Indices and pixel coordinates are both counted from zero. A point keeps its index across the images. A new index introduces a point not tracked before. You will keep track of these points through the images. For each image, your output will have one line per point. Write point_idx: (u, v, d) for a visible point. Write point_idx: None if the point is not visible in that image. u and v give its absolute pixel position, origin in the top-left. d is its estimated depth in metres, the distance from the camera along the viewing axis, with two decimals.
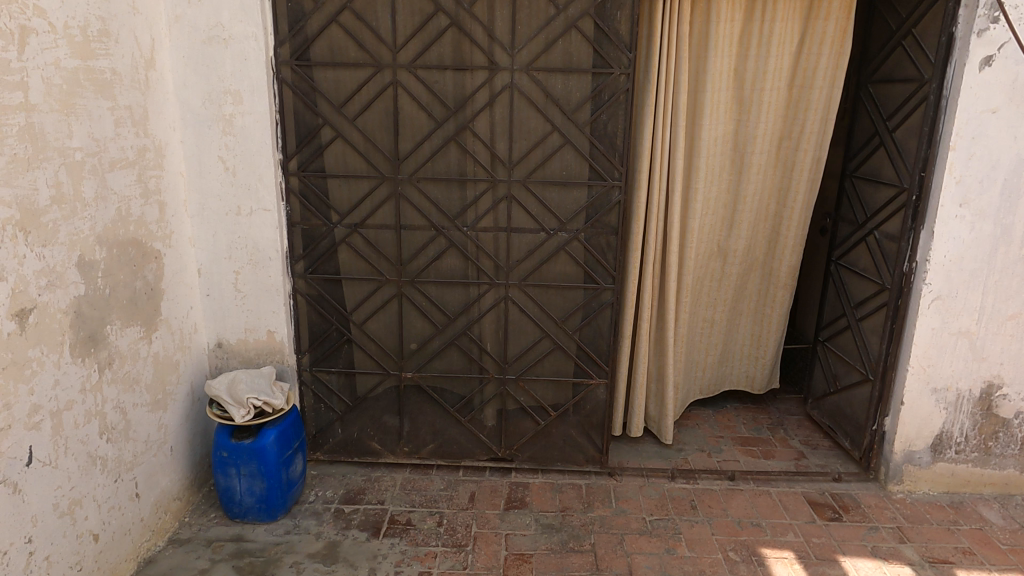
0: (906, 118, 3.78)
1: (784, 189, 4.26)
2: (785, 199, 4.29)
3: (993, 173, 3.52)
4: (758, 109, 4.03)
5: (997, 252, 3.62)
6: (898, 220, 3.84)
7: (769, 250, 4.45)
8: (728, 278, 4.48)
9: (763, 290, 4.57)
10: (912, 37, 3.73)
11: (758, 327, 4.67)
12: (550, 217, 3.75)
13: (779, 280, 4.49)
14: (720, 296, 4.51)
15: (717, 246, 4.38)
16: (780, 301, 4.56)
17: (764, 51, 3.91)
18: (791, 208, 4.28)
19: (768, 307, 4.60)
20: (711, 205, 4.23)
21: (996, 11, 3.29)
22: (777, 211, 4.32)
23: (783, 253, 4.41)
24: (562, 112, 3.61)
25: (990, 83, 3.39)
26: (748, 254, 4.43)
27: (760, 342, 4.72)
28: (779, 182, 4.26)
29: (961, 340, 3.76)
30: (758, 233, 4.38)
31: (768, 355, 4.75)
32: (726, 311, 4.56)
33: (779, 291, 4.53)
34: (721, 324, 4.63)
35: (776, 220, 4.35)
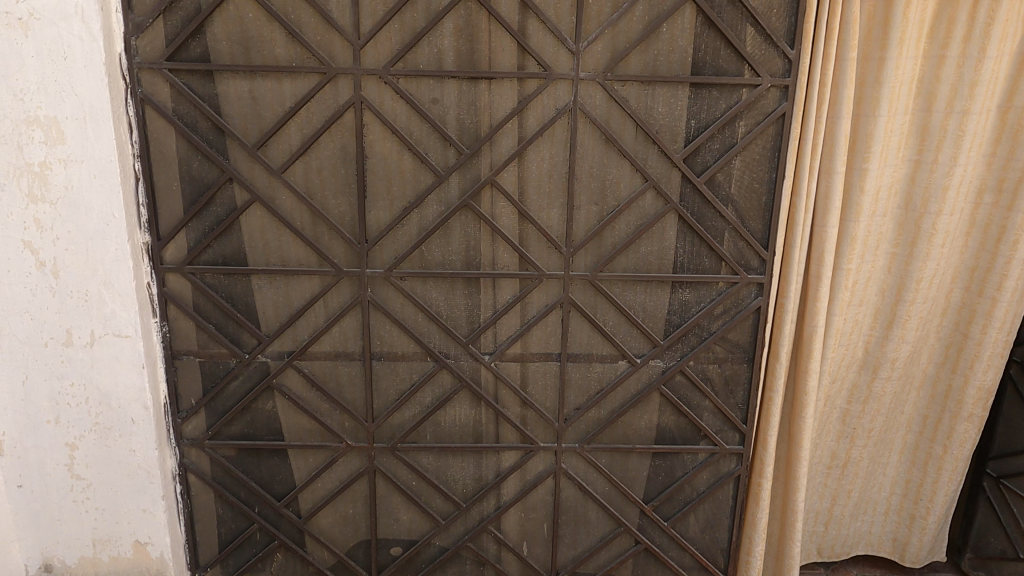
0: None
1: (981, 266, 2.45)
2: (982, 283, 2.46)
3: None
4: (959, 142, 2.28)
5: None
6: None
7: (943, 359, 2.58)
8: (875, 403, 2.59)
9: (928, 418, 2.64)
10: None
11: (916, 472, 2.72)
12: (635, 336, 2.17)
13: (961, 410, 2.57)
14: (860, 430, 2.63)
15: (863, 352, 2.54)
16: (961, 438, 2.61)
17: (976, 48, 2.20)
18: (993, 300, 2.43)
19: (937, 446, 2.66)
20: (857, 296, 2.44)
21: None
22: (965, 299, 2.50)
23: (975, 368, 2.52)
24: (659, 151, 2.03)
25: None
26: (910, 369, 2.58)
27: (917, 492, 2.74)
28: (971, 255, 2.46)
29: None
30: (929, 335, 2.55)
31: (933, 514, 2.74)
32: (864, 449, 2.67)
33: (964, 428, 2.59)
34: (857, 470, 2.71)
35: (961, 314, 2.52)
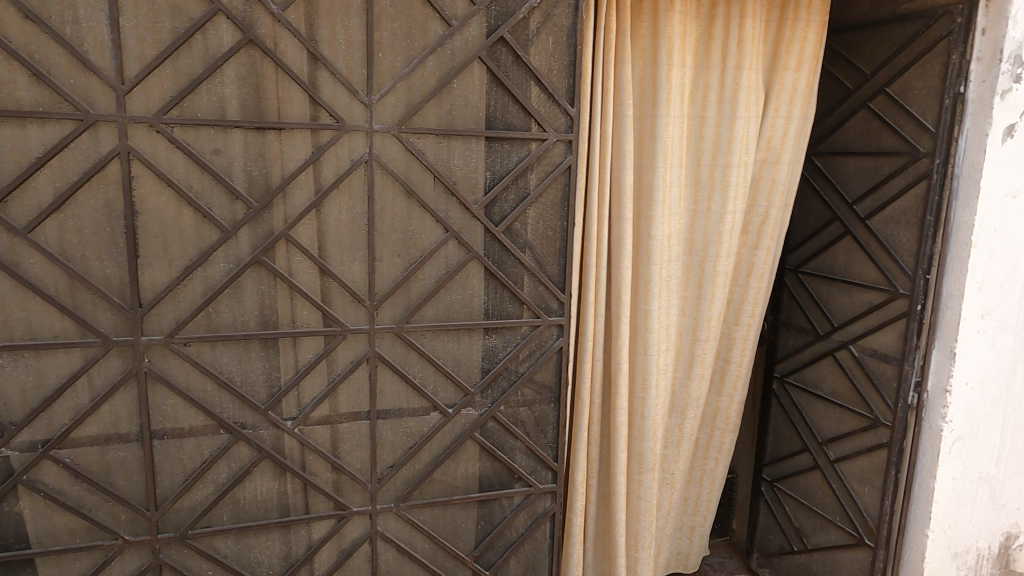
0: (886, 202, 2.78)
1: (736, 298, 2.80)
2: (735, 315, 2.82)
3: (1012, 275, 2.59)
4: (724, 191, 2.58)
5: (1015, 371, 2.68)
6: (888, 335, 2.79)
7: (711, 385, 2.90)
8: (687, 443, 2.80)
9: (701, 439, 2.95)
10: (885, 96, 2.77)
11: (693, 490, 3.00)
12: (446, 385, 2.15)
13: (727, 425, 2.91)
14: (677, 473, 2.80)
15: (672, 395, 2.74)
16: (726, 452, 2.96)
17: (728, 109, 2.53)
18: (748, 326, 2.80)
19: (709, 462, 2.96)
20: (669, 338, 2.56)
21: (1018, 67, 2.41)
22: (726, 330, 2.83)
23: (732, 387, 2.88)
24: (458, 203, 2.06)
25: (1009, 161, 2.48)
26: (705, 403, 2.85)
27: (694, 505, 3.04)
28: (731, 290, 2.81)
29: (982, 488, 2.75)
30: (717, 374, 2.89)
31: (708, 521, 3.07)
32: (677, 486, 2.84)
33: (720, 436, 2.93)
34: (669, 509, 2.87)
35: (723, 342, 2.86)
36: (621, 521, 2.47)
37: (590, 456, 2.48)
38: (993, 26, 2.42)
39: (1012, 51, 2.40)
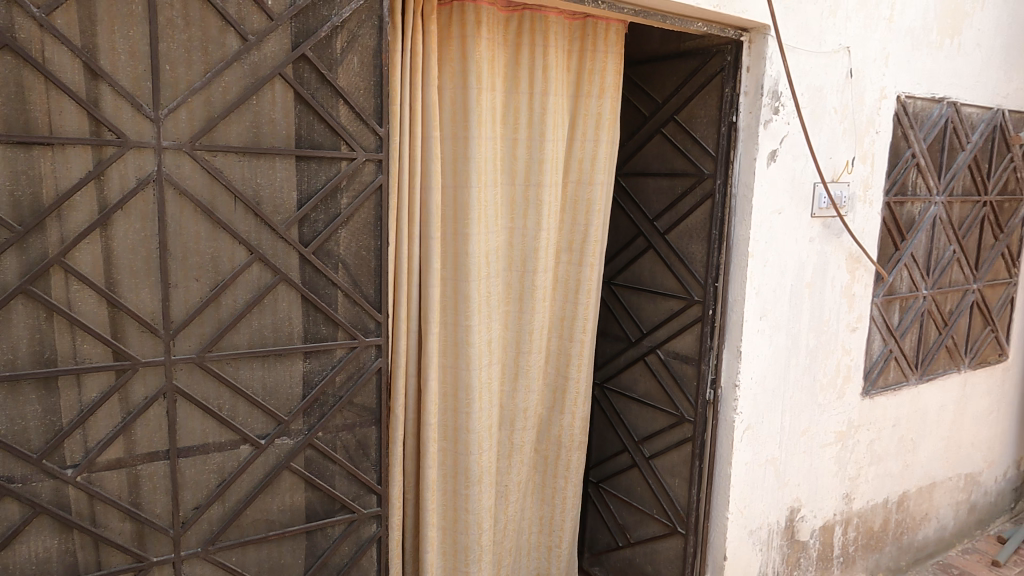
0: (681, 219, 3.08)
1: (568, 315, 2.96)
2: (570, 331, 2.97)
3: (783, 280, 2.96)
4: (539, 209, 2.71)
5: (790, 364, 3.07)
6: (687, 338, 3.08)
7: (553, 402, 3.02)
8: (519, 456, 2.87)
9: (548, 456, 3.06)
10: (675, 123, 3.07)
11: (547, 509, 3.10)
12: (256, 416, 2.04)
13: (570, 443, 3.04)
14: (512, 484, 2.87)
15: (503, 408, 2.81)
16: (574, 468, 3.07)
17: (537, 132, 2.67)
18: (581, 342, 2.96)
19: (559, 479, 3.07)
20: (493, 351, 2.64)
21: (777, 100, 2.76)
22: (560, 346, 2.98)
23: (574, 405, 3.01)
24: (265, 225, 1.98)
25: (776, 181, 2.84)
26: (536, 412, 2.94)
27: (551, 525, 3.11)
28: (561, 307, 2.96)
29: (769, 470, 3.10)
30: (547, 383, 3.01)
31: (565, 541, 3.15)
32: (517, 497, 2.92)
33: (569, 453, 3.05)
34: (512, 522, 2.94)
35: (560, 359, 2.99)
36: (432, 536, 2.56)
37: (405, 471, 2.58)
38: (755, 66, 2.74)
39: (771, 87, 2.74)
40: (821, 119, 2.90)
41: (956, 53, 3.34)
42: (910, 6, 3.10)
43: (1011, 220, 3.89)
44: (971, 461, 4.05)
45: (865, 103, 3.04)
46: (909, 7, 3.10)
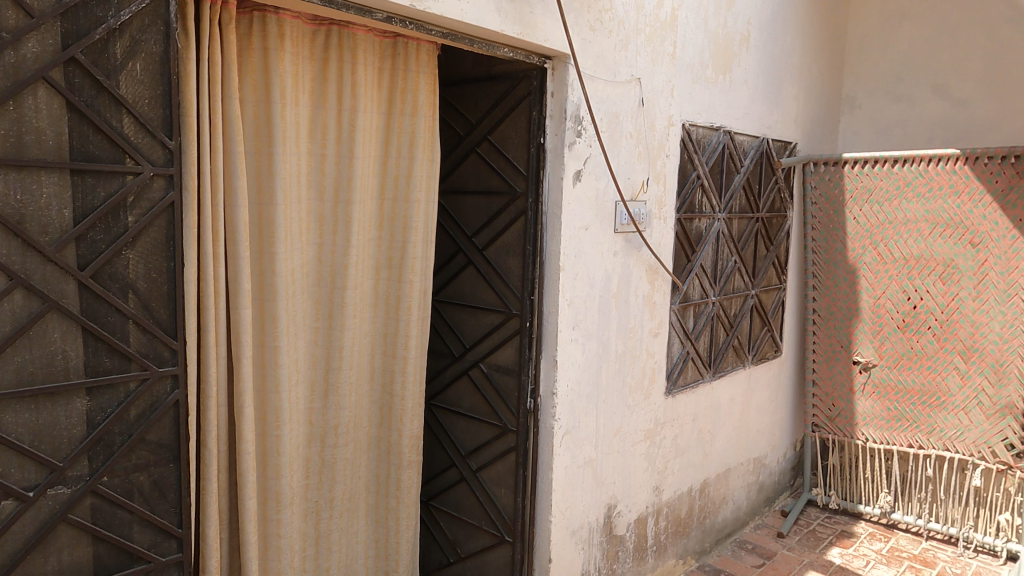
0: (498, 236, 3.19)
1: (391, 331, 2.92)
2: (394, 347, 2.93)
3: (592, 292, 3.17)
4: (348, 226, 2.65)
5: (601, 370, 3.28)
6: (508, 351, 3.18)
7: (380, 420, 2.97)
8: (340, 479, 2.76)
9: (380, 476, 2.99)
10: (489, 143, 3.19)
11: (382, 531, 3.02)
12: (24, 465, 1.76)
13: (401, 460, 2.98)
14: (334, 496, 2.75)
15: (311, 425, 2.67)
16: (407, 487, 3.01)
17: (346, 148, 2.63)
18: (404, 358, 2.93)
19: (392, 500, 3.00)
20: (297, 370, 2.56)
21: (579, 124, 2.96)
22: (384, 362, 2.94)
23: (406, 421, 2.98)
24: (31, 246, 1.73)
25: (581, 200, 3.03)
26: (355, 431, 2.85)
27: (387, 548, 3.03)
28: (383, 323, 2.91)
29: (587, 471, 3.27)
30: (359, 401, 2.86)
31: (404, 565, 3.07)
32: (342, 517, 2.81)
33: (404, 475, 3.00)
34: (339, 547, 2.83)
35: (385, 376, 2.95)
36: (254, 571, 2.38)
37: (219, 508, 2.39)
38: (559, 90, 2.91)
39: (573, 112, 2.93)
40: (619, 143, 3.16)
41: (729, 88, 3.81)
42: (689, 45, 3.49)
43: (779, 235, 4.49)
44: (758, 446, 4.58)
45: (656, 130, 3.36)
46: (689, 46, 3.49)
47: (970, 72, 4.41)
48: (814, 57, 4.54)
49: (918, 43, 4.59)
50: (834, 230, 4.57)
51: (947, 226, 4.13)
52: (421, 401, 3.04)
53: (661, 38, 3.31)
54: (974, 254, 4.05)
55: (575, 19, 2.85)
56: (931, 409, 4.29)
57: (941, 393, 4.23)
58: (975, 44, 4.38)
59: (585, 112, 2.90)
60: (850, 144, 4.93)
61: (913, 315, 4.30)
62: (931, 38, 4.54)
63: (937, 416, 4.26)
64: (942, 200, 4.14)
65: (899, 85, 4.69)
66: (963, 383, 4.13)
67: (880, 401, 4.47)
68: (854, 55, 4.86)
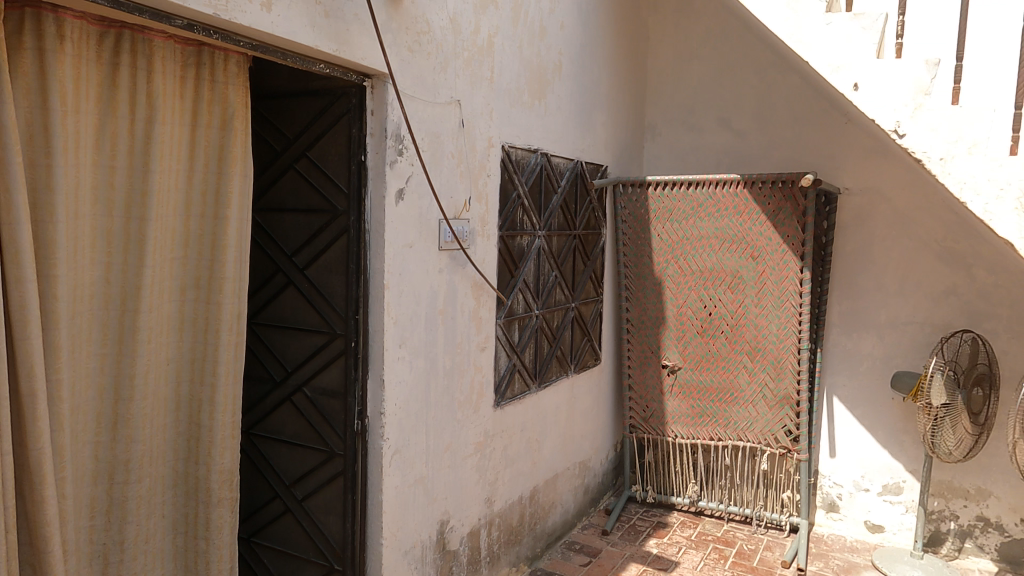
0: (320, 255, 3.10)
1: (199, 356, 2.74)
2: (202, 372, 2.75)
3: (418, 309, 3.18)
4: (142, 245, 2.43)
5: (430, 386, 3.30)
6: (333, 373, 3.09)
7: (187, 453, 2.76)
8: (135, 521, 2.51)
9: (187, 515, 2.77)
10: (307, 160, 3.11)
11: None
12: None
13: (212, 497, 2.77)
14: (130, 540, 2.49)
15: (98, 462, 2.40)
16: (219, 526, 2.79)
17: (140, 161, 2.43)
18: (213, 385, 2.74)
19: (201, 541, 2.78)
20: (79, 403, 2.31)
21: (400, 143, 2.98)
22: (191, 390, 2.74)
23: (220, 455, 2.78)
24: None
25: (405, 218, 3.05)
26: (155, 467, 2.61)
27: None
28: (188, 348, 2.72)
29: (418, 489, 3.26)
30: (159, 434, 2.63)
31: None
32: (141, 564, 2.56)
33: (218, 513, 2.78)
34: None
35: (192, 405, 2.75)
36: None
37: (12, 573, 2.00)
38: (378, 109, 2.91)
39: (394, 131, 2.94)
40: (440, 162, 3.22)
41: (544, 113, 4.04)
42: (506, 71, 3.65)
43: (594, 250, 4.81)
44: (582, 451, 4.84)
45: (476, 151, 3.48)
46: (505, 72, 3.65)
47: (747, 108, 5.06)
48: (620, 88, 4.97)
49: (705, 80, 5.19)
50: (642, 245, 5.00)
51: (732, 241, 4.69)
52: (234, 432, 2.84)
53: (479, 63, 3.43)
54: (754, 266, 4.63)
55: (393, 39, 2.87)
56: (726, 404, 4.81)
57: (734, 389, 4.77)
58: (749, 83, 5.04)
59: (405, 131, 2.92)
60: (653, 167, 5.44)
61: (709, 321, 4.81)
62: (715, 77, 5.15)
63: (731, 410, 4.79)
64: (728, 219, 4.69)
65: (692, 116, 5.26)
66: (750, 380, 4.70)
67: (686, 400, 4.94)
68: (654, 87, 5.38)
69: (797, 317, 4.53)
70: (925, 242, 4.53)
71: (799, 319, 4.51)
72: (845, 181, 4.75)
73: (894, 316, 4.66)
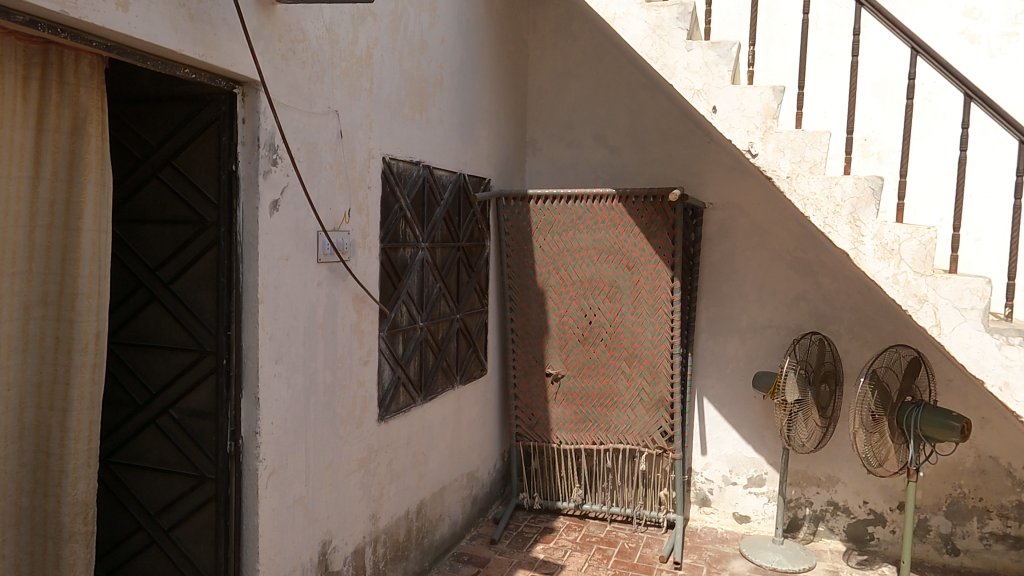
0: (187, 268, 2.94)
1: (47, 379, 2.52)
2: (52, 397, 2.53)
3: (295, 323, 3.09)
4: None
5: (309, 403, 3.21)
6: (202, 393, 2.93)
7: (34, 486, 2.53)
8: None
9: (35, 553, 2.54)
10: (172, 168, 2.95)
11: None
12: None
13: (64, 532, 2.54)
14: None
15: None
16: (72, 564, 2.57)
17: None
18: (64, 410, 2.53)
19: None
20: None
21: (274, 152, 2.89)
22: (38, 417, 2.51)
23: (75, 483, 2.56)
24: None
25: (279, 229, 2.95)
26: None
27: None
28: (34, 371, 2.50)
29: (298, 509, 3.15)
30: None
31: None
32: None
33: (70, 550, 2.56)
34: None
35: (40, 433, 2.53)
36: None
37: None
38: (250, 117, 2.81)
39: (267, 140, 2.85)
40: (317, 173, 3.15)
41: (425, 126, 4.07)
42: (386, 83, 3.65)
43: (478, 262, 4.87)
44: (469, 461, 4.87)
45: (356, 162, 3.44)
46: (385, 84, 3.64)
47: (621, 126, 5.33)
48: (501, 104, 5.09)
49: (582, 98, 5.42)
50: (524, 257, 5.12)
51: (609, 253, 4.91)
52: (89, 461, 2.63)
53: (357, 74, 3.41)
54: (630, 276, 4.87)
55: (265, 46, 2.79)
56: (607, 409, 5.01)
57: (613, 394, 4.98)
58: (622, 103, 5.32)
59: (279, 141, 2.84)
60: (535, 181, 5.60)
61: (589, 329, 5.00)
62: (591, 96, 5.39)
63: (612, 414, 4.99)
64: (605, 231, 4.91)
65: (570, 133, 5.48)
66: (628, 385, 4.92)
67: (569, 406, 5.10)
68: (535, 104, 5.56)
69: (669, 323, 4.80)
70: (779, 253, 4.96)
71: (671, 325, 4.79)
72: (709, 196, 5.11)
73: (754, 321, 5.05)
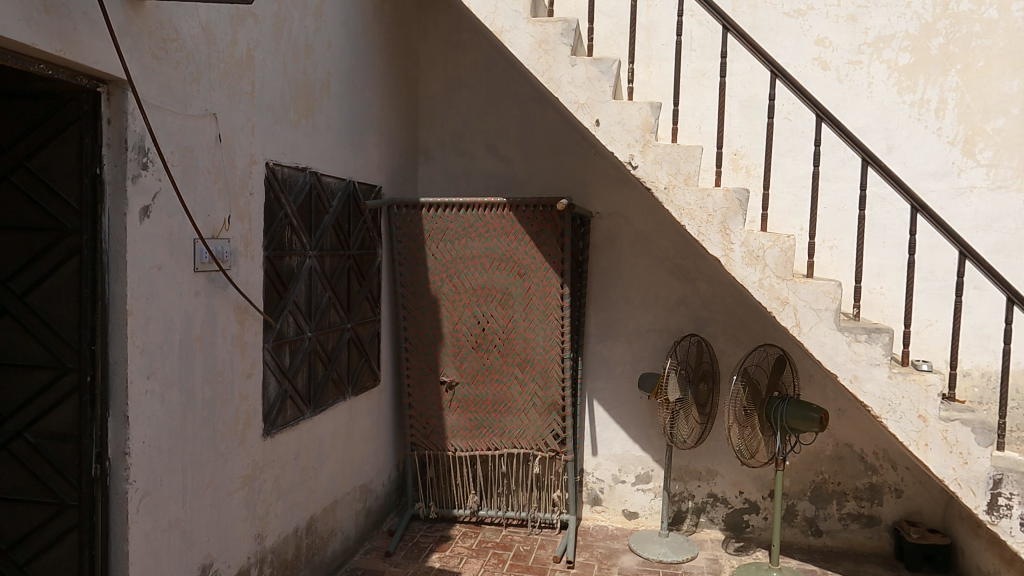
0: (45, 279, 2.72)
1: None
2: None
3: (170, 336, 2.93)
4: None
5: (186, 419, 3.04)
6: (63, 413, 2.71)
7: None
8: None
9: None
10: (26, 170, 2.72)
11: None
12: None
13: None
14: None
15: None
16: None
17: None
18: None
19: None
20: None
21: (144, 155, 2.73)
22: None
23: None
24: None
25: (151, 237, 2.79)
26: None
27: None
28: None
29: (174, 533, 2.98)
30: None
31: None
32: None
33: None
34: None
35: None
36: None
37: None
38: (116, 118, 2.65)
39: (136, 142, 2.69)
40: (194, 178, 3.01)
41: (312, 131, 3.98)
42: (268, 86, 3.54)
43: (369, 270, 4.80)
44: (362, 473, 4.77)
45: (236, 167, 3.31)
46: (268, 88, 3.54)
47: (511, 136, 5.44)
48: (392, 111, 5.06)
49: (474, 108, 5.48)
50: (417, 265, 5.10)
51: (501, 260, 4.99)
52: None
53: (237, 76, 3.28)
54: (521, 283, 4.97)
55: (133, 44, 2.64)
56: (500, 414, 5.07)
57: (507, 400, 5.05)
58: (512, 114, 5.43)
59: (149, 143, 2.69)
60: (428, 189, 5.61)
61: (483, 336, 5.05)
62: (482, 106, 5.47)
63: (505, 420, 5.06)
64: (497, 239, 4.98)
65: (462, 142, 5.53)
66: (521, 390, 5.01)
67: (463, 414, 5.12)
68: (427, 113, 5.57)
69: (559, 329, 4.94)
70: (660, 260, 5.22)
71: (561, 331, 4.93)
72: (596, 206, 5.31)
73: (639, 325, 5.29)
